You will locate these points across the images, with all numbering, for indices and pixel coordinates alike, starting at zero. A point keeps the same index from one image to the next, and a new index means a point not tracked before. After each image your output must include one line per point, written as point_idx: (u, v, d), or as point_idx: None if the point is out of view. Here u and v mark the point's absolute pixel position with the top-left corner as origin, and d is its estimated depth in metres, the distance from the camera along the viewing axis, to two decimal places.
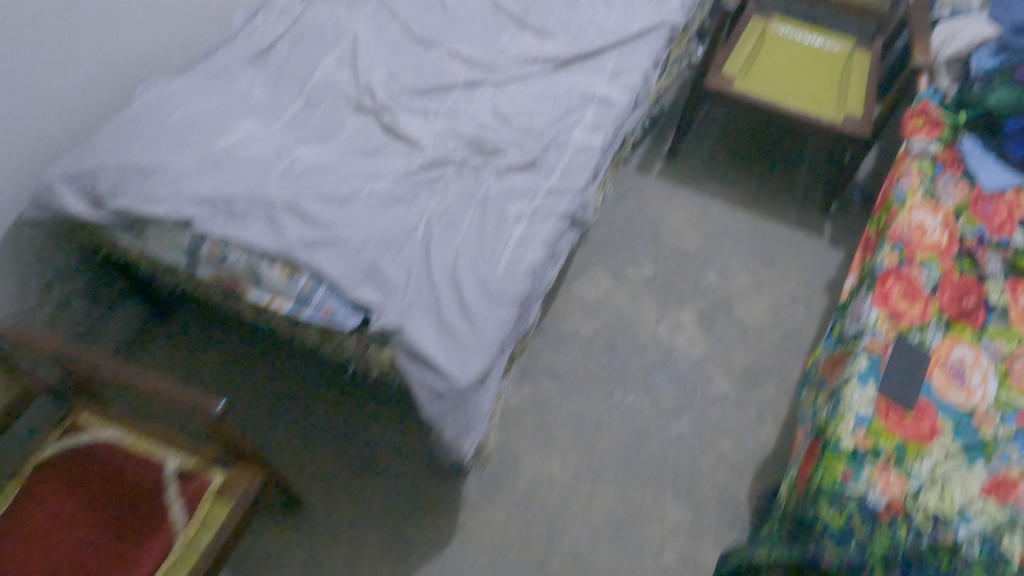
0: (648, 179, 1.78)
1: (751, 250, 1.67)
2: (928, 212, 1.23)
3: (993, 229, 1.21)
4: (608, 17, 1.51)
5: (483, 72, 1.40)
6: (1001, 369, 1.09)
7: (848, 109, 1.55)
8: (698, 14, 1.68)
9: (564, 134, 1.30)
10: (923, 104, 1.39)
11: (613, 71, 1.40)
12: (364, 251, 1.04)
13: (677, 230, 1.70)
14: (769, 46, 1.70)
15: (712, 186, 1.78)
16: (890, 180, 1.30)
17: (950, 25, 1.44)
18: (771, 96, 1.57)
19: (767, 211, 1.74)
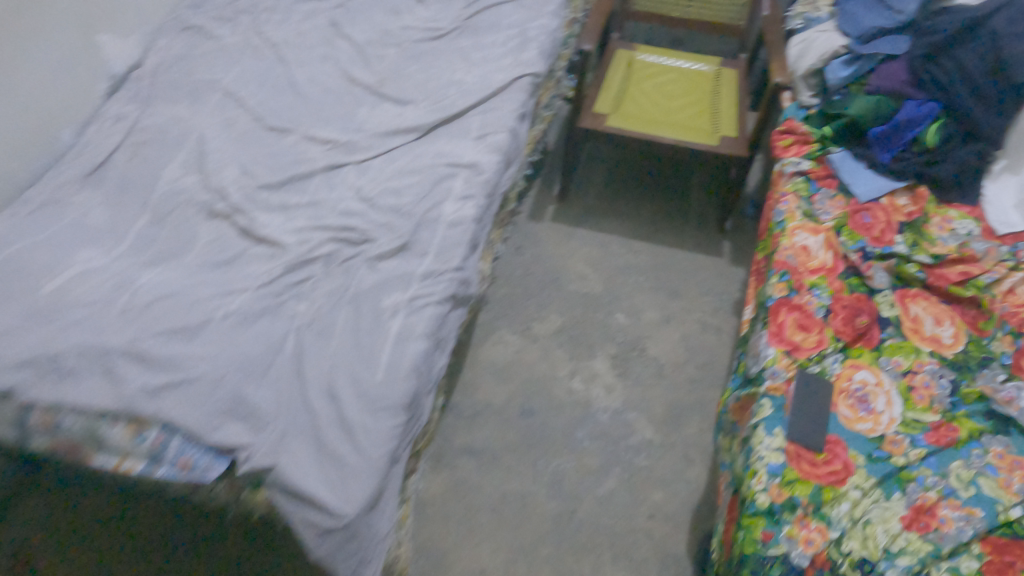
0: (543, 225, 1.74)
1: (655, 282, 1.64)
2: (810, 233, 1.21)
3: (874, 241, 1.22)
4: (468, 75, 1.46)
5: (343, 153, 1.33)
6: (903, 387, 1.07)
7: (722, 132, 1.54)
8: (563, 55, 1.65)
9: (434, 210, 1.23)
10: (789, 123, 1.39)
11: (478, 132, 1.35)
12: (222, 383, 0.95)
13: (579, 274, 1.65)
14: (638, 77, 1.68)
15: (608, 222, 1.75)
16: (769, 204, 1.29)
17: (803, 38, 1.44)
18: (647, 128, 1.54)
19: (665, 240, 1.72)
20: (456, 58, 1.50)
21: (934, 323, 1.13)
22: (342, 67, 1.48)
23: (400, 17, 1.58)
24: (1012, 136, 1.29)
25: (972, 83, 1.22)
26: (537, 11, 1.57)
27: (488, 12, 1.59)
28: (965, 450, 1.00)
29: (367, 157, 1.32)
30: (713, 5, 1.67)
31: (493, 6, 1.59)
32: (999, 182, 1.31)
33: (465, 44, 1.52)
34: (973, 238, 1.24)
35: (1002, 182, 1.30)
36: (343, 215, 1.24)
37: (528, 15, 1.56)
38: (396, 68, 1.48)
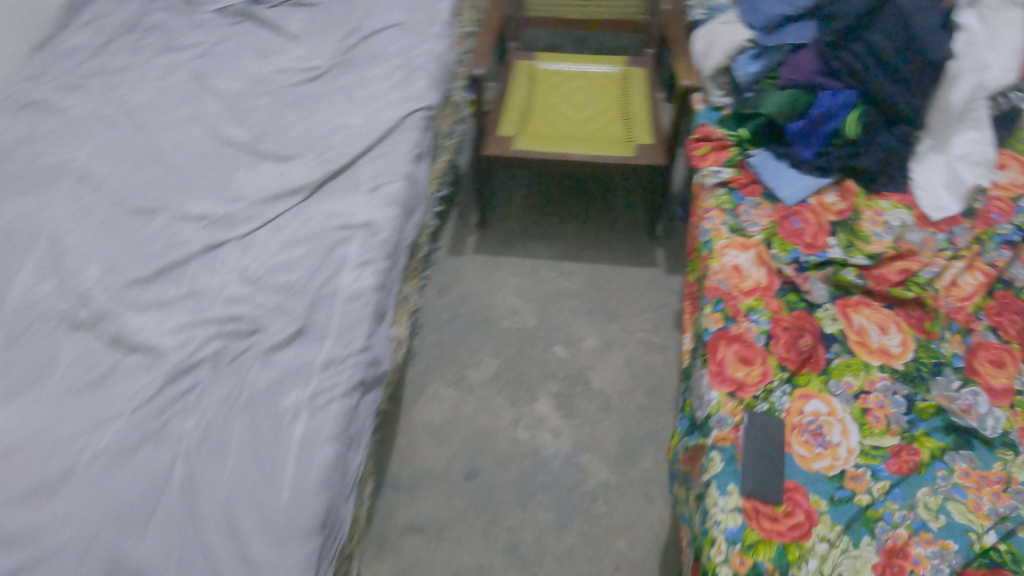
0: (466, 259, 1.61)
1: (591, 306, 1.54)
2: (739, 251, 1.12)
3: (807, 248, 1.14)
4: (354, 118, 1.32)
5: (222, 229, 1.18)
6: (858, 411, 0.99)
7: (637, 141, 1.44)
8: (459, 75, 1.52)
9: (329, 284, 1.10)
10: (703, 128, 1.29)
11: (370, 184, 1.21)
12: (92, 547, 0.83)
13: (510, 308, 1.54)
14: (542, 89, 1.56)
15: (534, 247, 1.64)
16: (694, 222, 1.20)
17: (708, 30, 1.34)
18: (557, 147, 1.43)
19: (596, 256, 1.62)
20: (339, 99, 1.35)
21: (880, 333, 1.06)
22: (211, 126, 1.32)
23: (271, 58, 1.42)
24: (932, 114, 1.21)
25: (886, 66, 1.14)
26: (422, 33, 1.43)
27: (369, 40, 1.43)
28: (928, 474, 0.93)
29: (250, 229, 1.18)
30: (608, 2, 1.56)
31: (374, 33, 1.44)
32: (921, 164, 1.23)
33: (347, 81, 1.38)
34: (908, 229, 1.17)
35: (925, 164, 1.23)
36: (229, 304, 1.09)
37: (412, 39, 1.42)
38: (271, 119, 1.33)
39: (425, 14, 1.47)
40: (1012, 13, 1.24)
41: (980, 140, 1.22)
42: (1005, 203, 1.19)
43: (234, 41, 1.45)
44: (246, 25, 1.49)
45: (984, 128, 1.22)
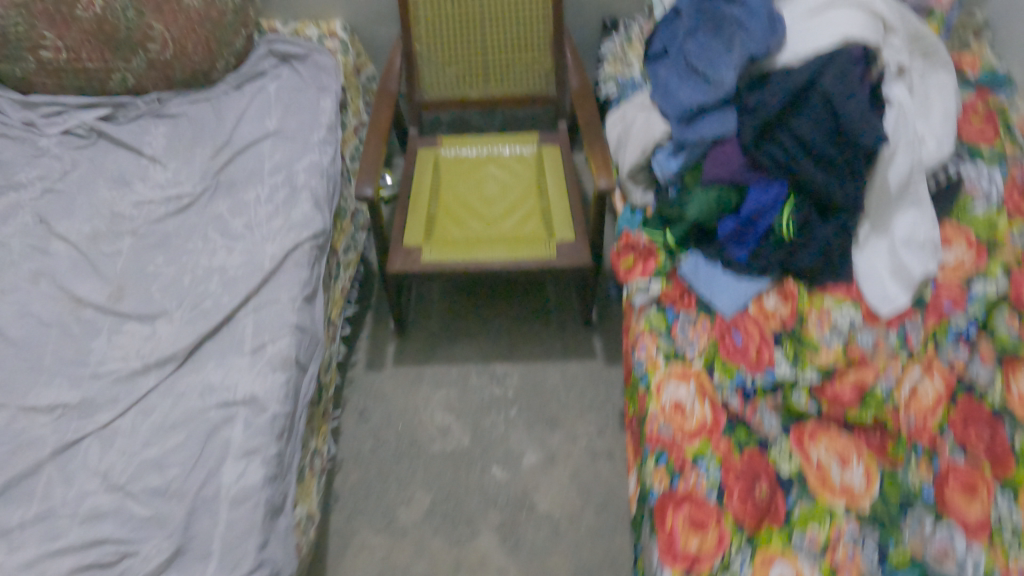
0: (387, 374, 1.46)
1: (529, 414, 1.41)
2: (679, 383, 1.00)
3: (752, 366, 1.02)
4: (231, 255, 1.15)
5: (79, 418, 0.98)
6: (827, 570, 0.86)
7: (556, 238, 1.30)
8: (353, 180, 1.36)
9: (211, 481, 0.93)
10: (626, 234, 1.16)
11: (254, 341, 1.05)
12: None
13: (440, 428, 1.39)
14: (449, 182, 1.42)
15: (460, 350, 1.49)
16: (626, 348, 1.07)
17: (622, 115, 1.22)
18: (469, 253, 1.28)
19: (530, 353, 1.49)
20: (212, 232, 1.18)
21: (841, 467, 0.95)
22: (62, 284, 1.11)
23: (129, 188, 1.23)
24: (870, 196, 1.12)
25: (817, 157, 1.04)
26: (303, 142, 1.27)
27: (245, 154, 1.27)
28: None
29: (115, 415, 0.99)
30: (504, 71, 1.42)
31: (248, 146, 1.27)
32: (864, 250, 1.14)
33: (220, 209, 1.20)
34: (857, 329, 1.06)
35: (867, 250, 1.13)
36: (89, 522, 0.89)
37: (293, 150, 1.26)
38: (135, 266, 1.14)
39: (306, 117, 1.30)
40: (941, 78, 1.15)
41: (923, 219, 1.10)
42: (955, 291, 1.08)
43: (87, 169, 1.25)
44: (100, 146, 1.28)
45: (927, 206, 1.10)
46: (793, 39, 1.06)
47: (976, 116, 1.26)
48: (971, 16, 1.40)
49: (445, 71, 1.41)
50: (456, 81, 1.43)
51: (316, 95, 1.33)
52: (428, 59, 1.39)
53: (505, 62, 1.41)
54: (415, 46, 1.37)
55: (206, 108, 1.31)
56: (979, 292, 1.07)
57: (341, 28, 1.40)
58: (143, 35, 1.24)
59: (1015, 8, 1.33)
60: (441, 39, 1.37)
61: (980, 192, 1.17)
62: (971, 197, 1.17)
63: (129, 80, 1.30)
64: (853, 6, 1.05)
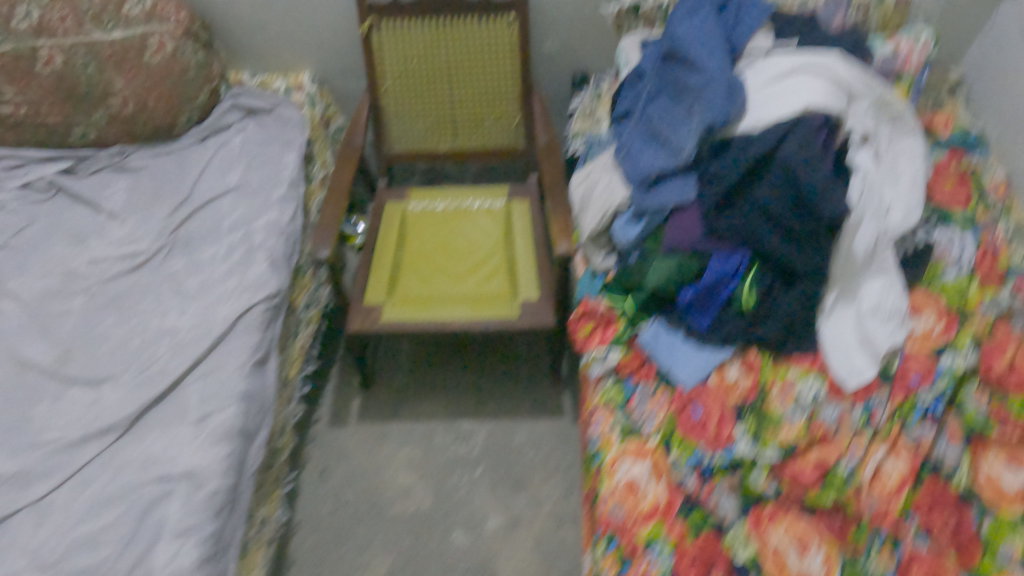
0: (351, 431, 1.43)
1: (493, 475, 1.37)
2: (634, 462, 0.96)
3: (710, 443, 0.98)
4: (182, 317, 1.12)
5: (12, 491, 0.95)
6: None
7: (520, 298, 1.28)
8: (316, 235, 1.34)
9: (142, 562, 0.89)
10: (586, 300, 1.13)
11: (198, 411, 1.02)
12: None
13: (402, 489, 1.36)
14: (415, 236, 1.40)
15: (426, 407, 1.46)
16: (583, 422, 1.04)
17: (585, 175, 1.19)
18: (429, 312, 1.26)
19: (497, 410, 1.45)
20: (165, 292, 1.15)
21: (799, 552, 0.91)
22: (8, 346, 1.09)
23: (85, 244, 1.21)
24: (835, 263, 1.08)
25: (776, 226, 1.02)
26: (263, 198, 1.25)
27: (204, 211, 1.25)
28: None
29: (50, 488, 0.95)
30: (471, 125, 1.40)
31: (208, 202, 1.25)
32: (830, 318, 1.10)
33: (175, 268, 1.18)
34: (821, 404, 1.02)
35: (834, 318, 1.09)
36: None
37: (253, 207, 1.24)
38: (84, 328, 1.12)
39: (269, 172, 1.29)
40: (908, 142, 1.12)
41: (890, 288, 1.07)
42: (923, 363, 1.04)
43: (44, 224, 1.23)
44: (59, 201, 1.26)
45: (892, 275, 1.08)
46: (754, 105, 1.04)
47: (949, 178, 1.23)
48: (944, 74, 1.38)
49: (411, 124, 1.40)
50: (423, 134, 1.41)
51: (280, 149, 1.32)
52: (395, 113, 1.38)
53: (472, 115, 1.39)
54: (381, 100, 1.36)
55: (168, 162, 1.30)
56: (947, 365, 1.03)
57: (309, 81, 1.40)
58: (104, 91, 1.24)
59: (987, 69, 1.31)
60: (407, 93, 1.36)
61: (951, 259, 1.15)
62: (942, 263, 1.14)
63: (90, 134, 1.29)
64: (815, 73, 1.03)
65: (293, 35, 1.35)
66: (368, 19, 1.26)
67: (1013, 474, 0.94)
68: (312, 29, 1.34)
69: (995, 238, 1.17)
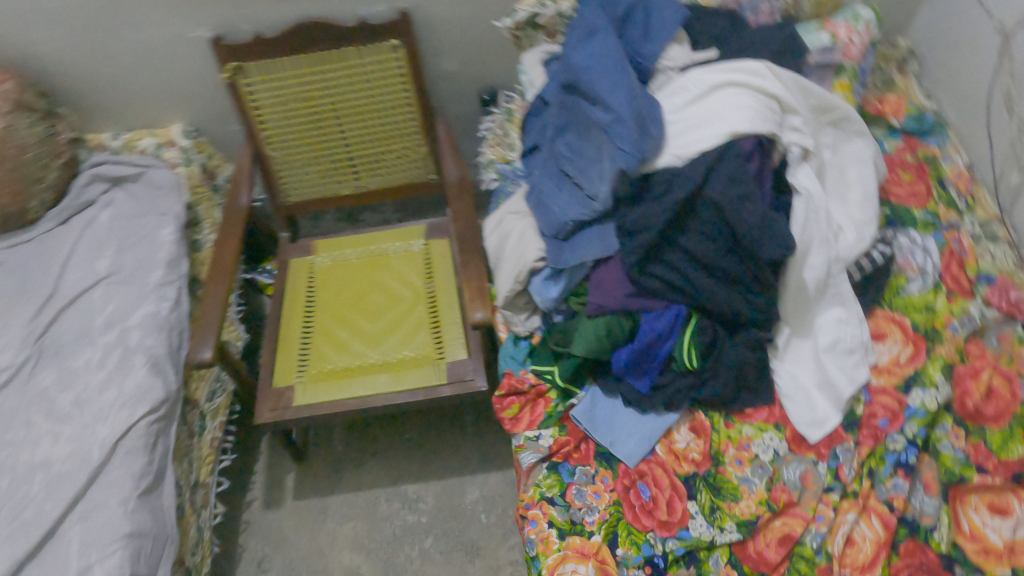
0: (288, 512, 1.31)
1: (445, 542, 1.27)
2: (576, 565, 0.84)
3: (661, 528, 0.88)
4: (56, 444, 0.98)
5: None
6: None
7: (444, 360, 1.15)
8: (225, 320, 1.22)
9: None
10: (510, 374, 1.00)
11: (77, 564, 0.88)
12: None
13: (348, 571, 1.25)
14: (323, 296, 1.25)
15: (368, 473, 1.35)
16: (519, 522, 0.91)
17: (498, 220, 1.04)
18: (347, 389, 1.13)
19: (443, 468, 1.34)
20: (35, 414, 1.00)
21: None
22: None
23: None
24: (784, 298, 0.96)
25: (711, 272, 0.89)
26: (139, 285, 1.10)
27: (73, 308, 1.09)
28: None
29: None
30: (374, 164, 1.25)
31: (76, 297, 1.10)
32: (786, 357, 0.98)
33: (45, 383, 1.03)
34: (781, 463, 0.91)
35: (790, 357, 0.97)
36: None
37: (128, 298, 1.09)
38: None
39: (142, 252, 1.13)
40: (856, 147, 1.00)
41: (849, 319, 0.95)
42: (890, 402, 0.93)
43: None
44: None
45: (850, 304, 0.95)
46: (674, 134, 0.90)
47: (906, 172, 1.11)
48: (892, 46, 1.24)
49: (306, 172, 1.24)
50: (322, 180, 1.26)
51: (155, 223, 1.16)
52: (284, 162, 1.22)
53: (372, 154, 1.24)
54: (264, 150, 1.20)
55: (28, 252, 1.13)
56: (918, 404, 0.92)
57: (180, 134, 1.23)
58: None
59: (937, 40, 1.18)
60: (293, 139, 1.19)
61: (914, 269, 1.01)
62: (904, 275, 1.01)
63: None
64: (741, 89, 0.88)
65: (152, 86, 1.17)
66: (229, 64, 1.08)
67: (998, 525, 0.84)
68: (171, 78, 1.16)
69: (960, 242, 1.03)
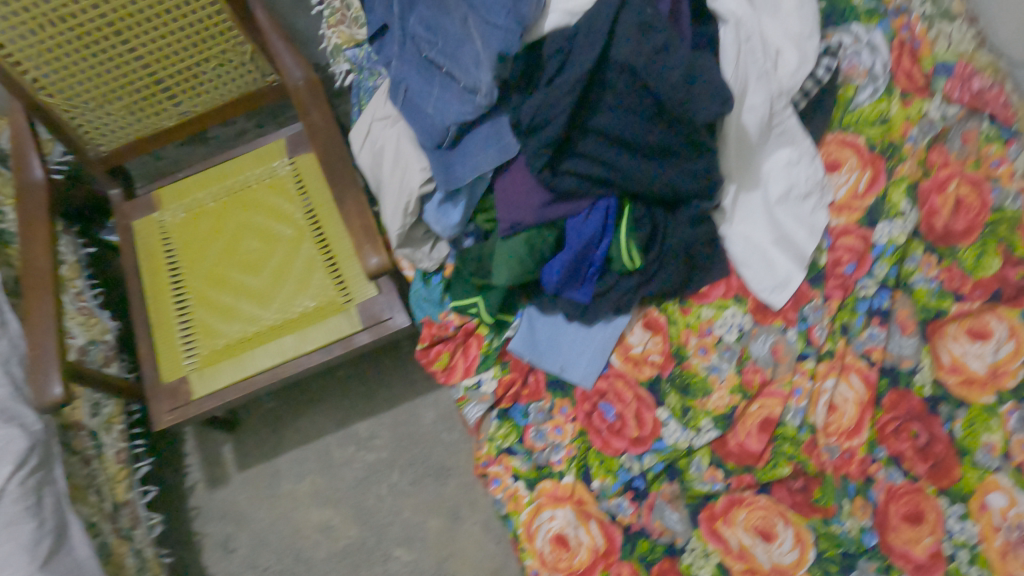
0: (237, 486, 1.21)
1: (413, 471, 1.19)
2: (553, 511, 0.76)
3: (634, 446, 0.79)
4: None
5: None
6: None
7: (352, 302, 0.97)
8: (75, 316, 1.01)
9: None
10: (430, 322, 0.82)
11: None
12: None
13: (321, 527, 1.18)
14: (190, 259, 1.03)
15: (311, 423, 1.23)
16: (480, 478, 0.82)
17: (365, 129, 0.82)
18: (249, 363, 0.96)
19: (390, 395, 1.23)
20: None
21: (765, 544, 0.75)
22: None
23: None
24: (724, 152, 0.80)
25: (638, 152, 0.72)
26: None
27: None
28: None
29: None
30: (192, 79, 0.98)
31: None
32: (736, 219, 0.84)
33: None
34: (749, 340, 0.82)
35: (740, 217, 0.84)
36: None
37: None
38: None
39: None
40: None
41: (800, 158, 0.81)
42: (854, 243, 0.82)
43: None
44: None
45: (799, 140, 0.80)
46: None
47: None
48: None
49: (107, 110, 0.97)
50: (131, 115, 0.99)
51: None
52: (72, 106, 0.94)
53: (185, 68, 0.96)
54: (39, 98, 0.91)
55: None
56: (885, 240, 0.82)
57: None
58: None
59: None
60: (71, 73, 0.90)
61: (862, 74, 0.83)
62: (852, 84, 0.84)
63: None
64: None
65: None
66: None
67: (980, 351, 0.78)
68: None
69: (912, 29, 0.84)
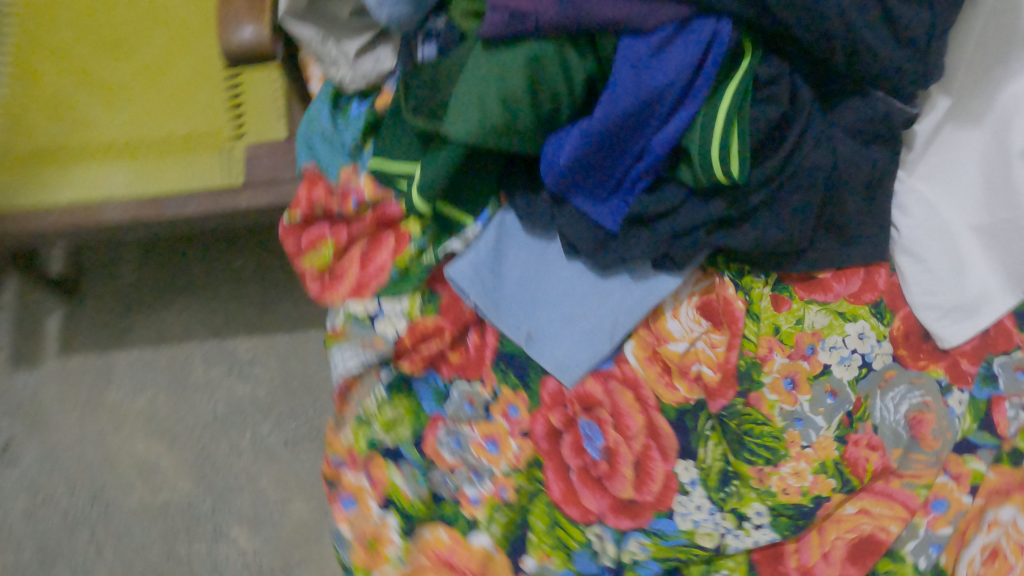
0: (50, 374, 0.85)
1: (294, 427, 0.82)
2: None
3: (616, 514, 0.42)
4: None
5: None
6: None
7: (241, 142, 0.60)
8: None
9: None
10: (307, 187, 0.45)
11: None
12: None
13: (141, 467, 0.82)
14: (30, 12, 0.66)
15: (176, 318, 0.86)
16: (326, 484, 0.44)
17: None
18: (55, 187, 0.59)
19: (294, 313, 0.85)
20: None
21: None
22: None
23: None
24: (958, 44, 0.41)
25: None
26: None
27: None
28: None
29: None
30: None
31: None
32: (925, 167, 0.46)
33: None
34: (874, 396, 0.44)
35: (932, 167, 0.46)
36: None
37: None
38: None
39: None
40: None
41: None
42: None
43: None
44: None
45: None
46: None
47: None
48: None
49: None
50: None
51: None
52: None
53: None
54: None
55: None
56: None
57: None
58: None
59: None
60: None
61: None
62: None
63: None
64: None
65: None
66: None
67: None
68: None
69: None
